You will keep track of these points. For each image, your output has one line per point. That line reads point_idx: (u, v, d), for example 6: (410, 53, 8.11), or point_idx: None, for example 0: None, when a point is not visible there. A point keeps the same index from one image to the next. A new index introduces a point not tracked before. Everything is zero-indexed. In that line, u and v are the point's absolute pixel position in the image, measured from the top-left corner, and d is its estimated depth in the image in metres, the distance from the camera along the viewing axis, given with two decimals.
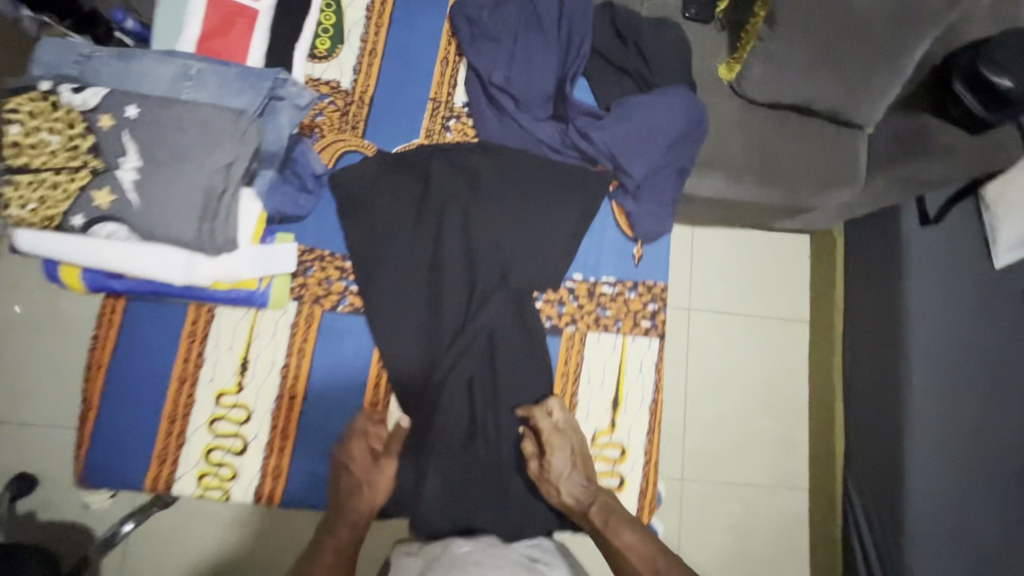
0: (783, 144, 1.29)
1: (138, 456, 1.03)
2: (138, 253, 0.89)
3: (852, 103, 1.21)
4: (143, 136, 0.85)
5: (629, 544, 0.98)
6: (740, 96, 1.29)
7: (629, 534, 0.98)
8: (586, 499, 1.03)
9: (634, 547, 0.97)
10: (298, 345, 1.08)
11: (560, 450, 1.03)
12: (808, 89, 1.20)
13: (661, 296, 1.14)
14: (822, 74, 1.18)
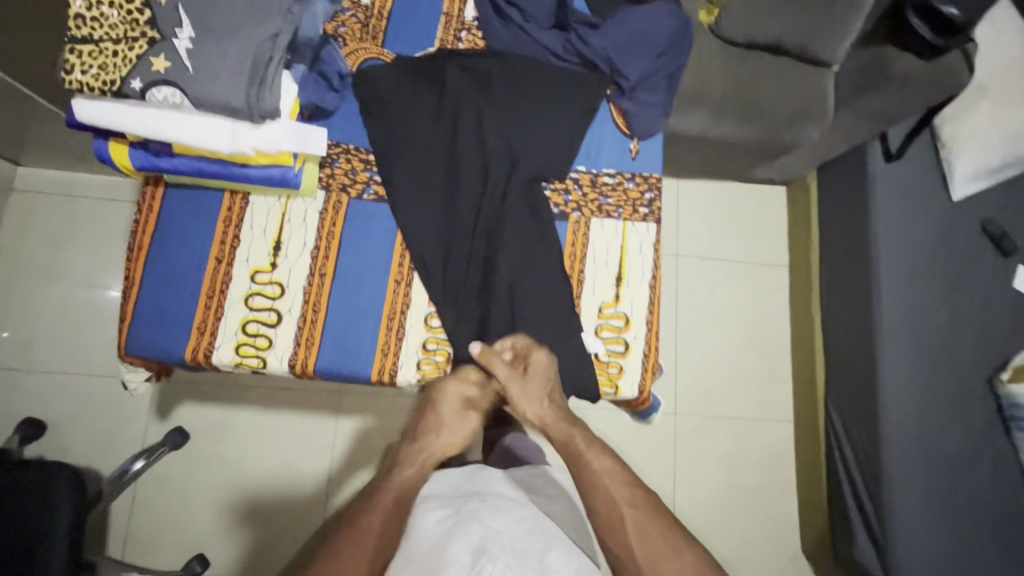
0: (755, 82, 1.72)
1: (179, 328, 1.11)
2: (187, 120, 0.98)
3: (818, 39, 1.64)
4: (198, 10, 0.95)
5: (604, 468, 0.97)
6: (718, 35, 1.71)
7: (599, 463, 0.98)
8: (557, 428, 1.04)
9: (608, 470, 0.97)
10: (327, 229, 1.17)
11: (530, 378, 1.07)
12: (780, 28, 1.64)
13: (656, 186, 1.27)
14: (789, 13, 1.61)
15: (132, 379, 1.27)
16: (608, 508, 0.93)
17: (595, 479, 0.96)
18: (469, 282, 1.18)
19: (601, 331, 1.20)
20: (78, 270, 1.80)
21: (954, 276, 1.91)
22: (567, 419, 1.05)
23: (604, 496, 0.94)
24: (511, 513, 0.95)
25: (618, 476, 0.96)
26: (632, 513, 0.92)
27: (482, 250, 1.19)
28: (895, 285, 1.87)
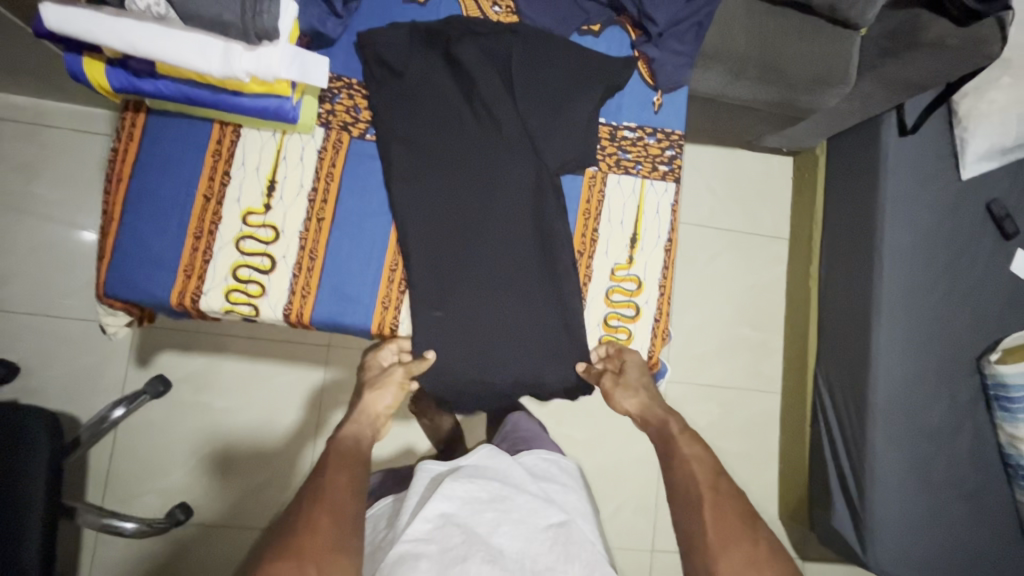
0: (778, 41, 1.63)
1: (163, 270, 1.02)
2: (174, 38, 0.87)
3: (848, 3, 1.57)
4: None
5: (693, 455, 0.99)
6: None
7: (688, 447, 1.02)
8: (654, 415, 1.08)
9: (697, 458, 0.99)
10: (326, 170, 1.08)
11: (627, 373, 1.10)
12: None
13: (678, 144, 1.21)
14: None
15: (110, 327, 1.20)
16: (689, 490, 0.94)
17: (684, 462, 0.98)
18: (478, 236, 1.10)
19: (612, 294, 1.15)
20: (49, 206, 1.67)
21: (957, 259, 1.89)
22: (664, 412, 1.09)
23: (686, 479, 0.96)
24: (528, 500, 1.16)
25: (705, 465, 0.98)
26: (713, 499, 0.93)
27: (490, 199, 1.11)
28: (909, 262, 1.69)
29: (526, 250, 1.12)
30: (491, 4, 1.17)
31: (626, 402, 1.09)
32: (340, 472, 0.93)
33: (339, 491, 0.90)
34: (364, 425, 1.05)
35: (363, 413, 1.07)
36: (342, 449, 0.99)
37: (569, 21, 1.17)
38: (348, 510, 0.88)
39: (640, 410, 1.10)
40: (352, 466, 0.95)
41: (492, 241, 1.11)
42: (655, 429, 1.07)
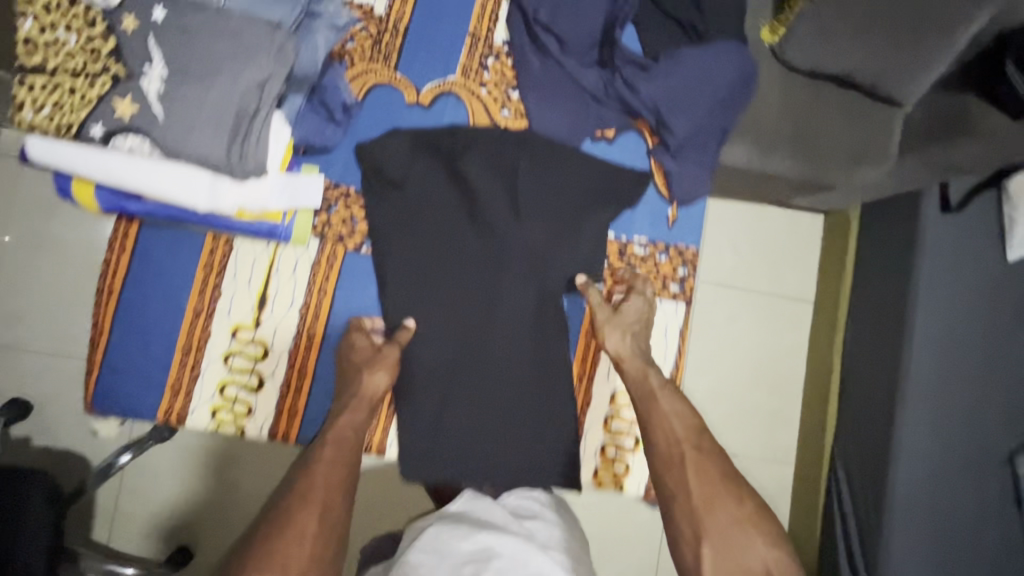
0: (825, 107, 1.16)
1: (150, 387, 1.00)
2: (158, 173, 0.83)
3: (894, 73, 1.06)
4: (170, 43, 0.77)
5: (673, 411, 0.97)
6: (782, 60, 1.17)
7: (668, 403, 0.98)
8: (633, 371, 1.02)
9: (677, 413, 0.97)
10: (319, 285, 1.05)
11: (621, 316, 1.06)
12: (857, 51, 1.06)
13: (691, 262, 1.15)
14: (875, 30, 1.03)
15: (102, 427, 1.11)
16: (670, 448, 0.94)
17: (664, 420, 0.96)
18: (473, 355, 1.07)
19: (611, 421, 1.10)
20: None
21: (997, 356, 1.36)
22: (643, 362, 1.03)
23: (667, 434, 0.95)
24: None
25: (686, 421, 0.96)
26: (695, 456, 0.92)
27: (488, 318, 1.07)
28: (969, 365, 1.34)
29: (521, 371, 1.08)
30: (501, 107, 1.11)
31: (613, 329, 1.05)
32: (347, 438, 0.91)
33: (331, 488, 0.84)
34: (353, 398, 0.95)
35: (357, 394, 0.95)
36: (345, 419, 0.93)
37: (580, 129, 1.11)
38: (348, 495, 0.85)
39: (620, 348, 1.04)
40: (354, 440, 0.91)
41: (487, 361, 1.07)
42: (636, 372, 1.02)
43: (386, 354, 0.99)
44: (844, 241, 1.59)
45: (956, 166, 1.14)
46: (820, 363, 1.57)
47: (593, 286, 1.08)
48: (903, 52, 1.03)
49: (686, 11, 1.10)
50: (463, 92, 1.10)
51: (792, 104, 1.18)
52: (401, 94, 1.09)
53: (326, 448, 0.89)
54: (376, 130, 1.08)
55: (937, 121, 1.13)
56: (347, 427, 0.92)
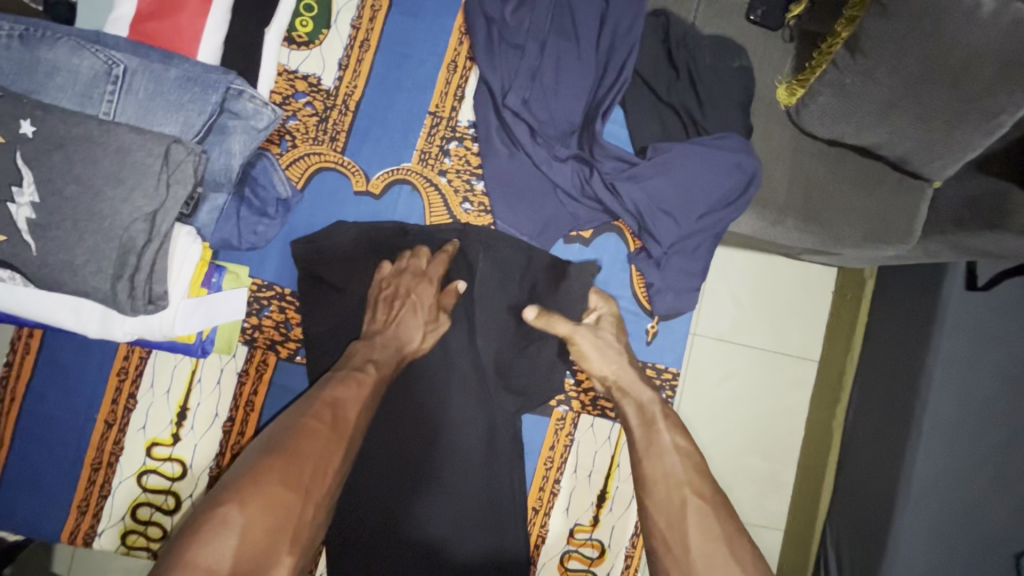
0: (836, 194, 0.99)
1: (54, 506, 0.91)
2: (40, 300, 0.72)
3: (924, 155, 0.90)
4: (43, 162, 0.65)
5: (671, 447, 0.78)
6: (797, 125, 0.97)
7: (670, 436, 0.80)
8: (636, 393, 0.86)
9: (679, 449, 0.78)
10: (246, 396, 0.93)
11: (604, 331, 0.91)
12: (879, 132, 0.89)
13: (671, 384, 1.01)
14: (899, 115, 0.86)
15: None
16: (670, 492, 0.74)
17: (663, 455, 0.77)
18: (414, 489, 0.92)
19: (568, 560, 0.98)
20: None
21: (1016, 469, 1.04)
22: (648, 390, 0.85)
23: (665, 476, 0.75)
24: None
25: (690, 457, 0.78)
26: (698, 506, 0.72)
27: (434, 444, 0.93)
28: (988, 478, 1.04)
29: (470, 511, 0.92)
30: (461, 199, 0.97)
31: (603, 366, 0.88)
32: (365, 386, 0.80)
33: (325, 464, 0.70)
34: (379, 354, 0.84)
35: (398, 334, 0.86)
36: (367, 374, 0.81)
37: (552, 229, 0.97)
38: (348, 449, 0.75)
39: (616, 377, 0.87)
40: (369, 396, 0.80)
41: (431, 496, 0.92)
42: (632, 406, 0.84)
43: (439, 322, 0.90)
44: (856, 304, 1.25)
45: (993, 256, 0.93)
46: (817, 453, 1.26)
47: (555, 318, 0.90)
48: (934, 144, 0.88)
49: (680, 97, 0.96)
50: (420, 180, 0.97)
51: (806, 183, 1.00)
52: (348, 181, 0.96)
53: (344, 392, 0.78)
54: (318, 223, 0.95)
55: (971, 210, 0.94)
56: (364, 382, 0.80)
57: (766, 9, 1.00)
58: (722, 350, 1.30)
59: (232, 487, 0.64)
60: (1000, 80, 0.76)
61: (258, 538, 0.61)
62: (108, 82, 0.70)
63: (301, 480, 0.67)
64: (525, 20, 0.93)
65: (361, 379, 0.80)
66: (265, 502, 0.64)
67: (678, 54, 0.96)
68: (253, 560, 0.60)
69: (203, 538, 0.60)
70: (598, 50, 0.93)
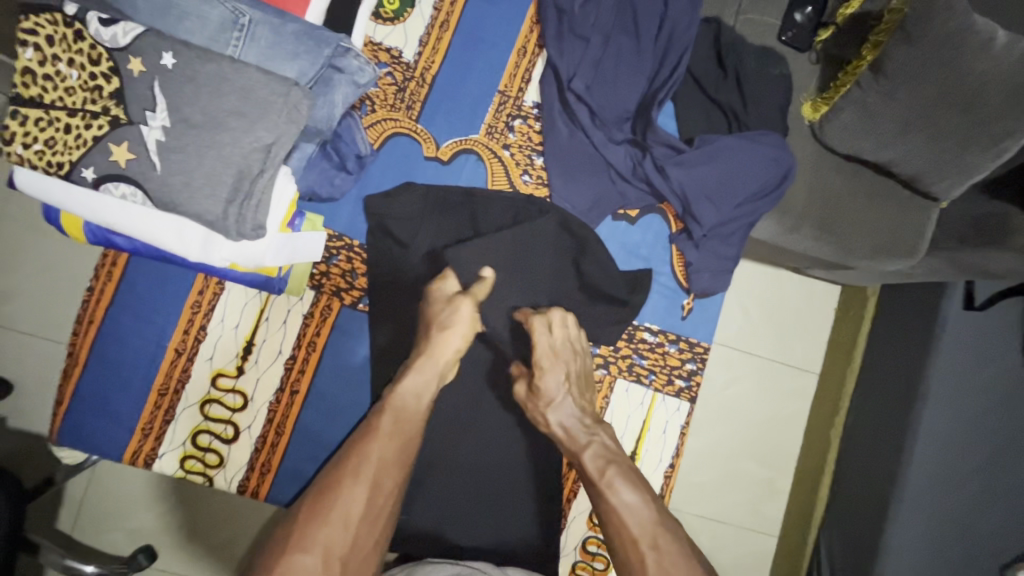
0: (861, 199, 1.07)
1: (120, 427, 0.96)
2: (150, 221, 0.78)
3: (936, 173, 0.98)
4: (177, 91, 0.72)
5: (622, 504, 0.80)
6: (819, 139, 1.06)
7: (631, 493, 0.82)
8: (579, 442, 0.89)
9: (627, 504, 0.80)
10: (309, 337, 1.00)
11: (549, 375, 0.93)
12: (894, 151, 0.98)
13: (702, 357, 1.07)
14: (915, 136, 0.95)
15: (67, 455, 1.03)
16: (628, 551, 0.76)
17: (613, 516, 0.80)
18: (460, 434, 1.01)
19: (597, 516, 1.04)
20: None
21: (1007, 482, 1.10)
22: (592, 434, 0.89)
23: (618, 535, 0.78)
24: None
25: (642, 511, 0.80)
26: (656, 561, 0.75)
27: (481, 393, 1.04)
28: (980, 486, 1.10)
29: (512, 453, 1.03)
30: (521, 171, 1.06)
31: (556, 417, 0.92)
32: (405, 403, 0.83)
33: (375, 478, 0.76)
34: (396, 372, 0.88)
35: (429, 359, 0.88)
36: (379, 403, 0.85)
37: (602, 206, 1.05)
38: (391, 472, 0.78)
39: (572, 423, 0.91)
40: (395, 420, 0.82)
41: (478, 439, 1.02)
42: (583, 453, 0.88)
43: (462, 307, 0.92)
44: (860, 317, 1.31)
45: (994, 275, 1.00)
46: (816, 449, 1.32)
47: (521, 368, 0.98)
48: (946, 165, 0.96)
49: (726, 95, 1.06)
50: (485, 152, 1.05)
51: (826, 192, 1.07)
52: (419, 147, 1.04)
53: (376, 433, 0.80)
54: (387, 183, 1.03)
55: (975, 227, 1.03)
56: (387, 414, 0.82)
57: (797, 31, 1.09)
58: (729, 357, 1.35)
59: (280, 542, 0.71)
60: (1009, 106, 0.85)
61: None
62: (234, 29, 0.78)
63: (336, 530, 0.71)
64: (593, 14, 1.02)
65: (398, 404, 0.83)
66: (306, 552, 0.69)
67: (728, 57, 1.06)
68: None
69: None
70: (657, 45, 1.03)
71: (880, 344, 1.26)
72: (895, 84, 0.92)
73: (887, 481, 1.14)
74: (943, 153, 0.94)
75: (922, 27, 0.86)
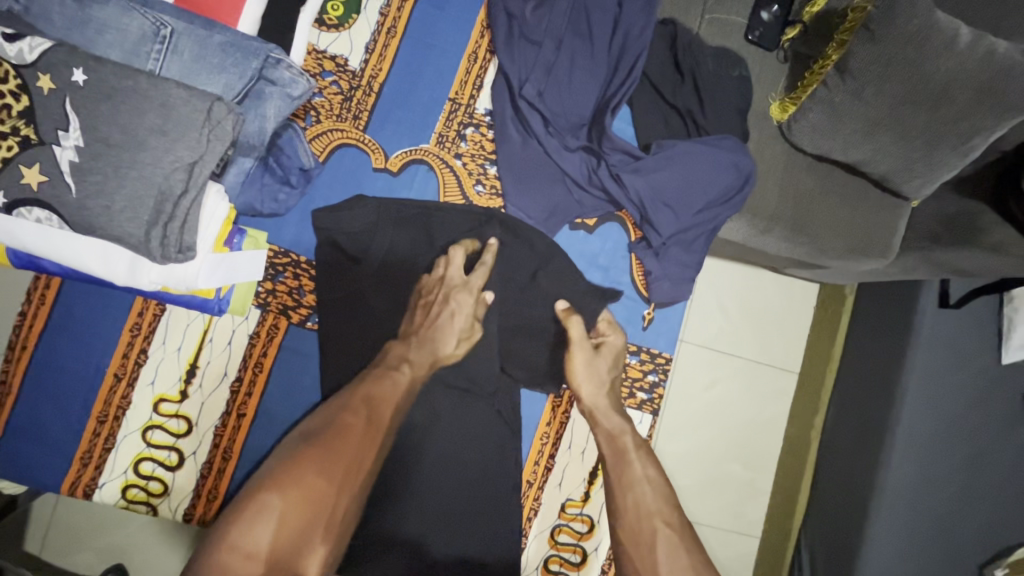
0: (825, 201, 1.04)
1: (57, 457, 0.92)
2: (72, 245, 0.75)
3: (903, 172, 0.95)
4: (91, 109, 0.68)
5: (649, 476, 0.84)
6: (788, 140, 1.03)
7: (641, 467, 0.85)
8: (607, 422, 0.92)
9: (652, 478, 0.83)
10: (256, 358, 0.96)
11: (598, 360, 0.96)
12: (862, 152, 0.95)
13: (664, 368, 1.05)
14: (883, 135, 0.91)
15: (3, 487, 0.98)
16: (640, 520, 0.78)
17: (636, 484, 0.82)
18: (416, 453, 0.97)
19: (558, 534, 1.01)
20: None
21: (978, 481, 1.09)
22: (620, 419, 0.92)
23: (636, 507, 0.79)
24: None
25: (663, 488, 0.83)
26: (668, 535, 0.76)
27: (437, 412, 0.99)
28: (956, 485, 1.09)
29: (473, 473, 0.98)
30: (474, 181, 1.02)
31: (587, 383, 0.95)
32: (402, 384, 0.84)
33: (365, 444, 0.76)
34: (414, 354, 0.89)
35: (426, 335, 0.90)
36: (402, 373, 0.85)
37: (558, 216, 1.02)
38: (379, 454, 0.79)
39: (601, 389, 0.95)
40: (402, 395, 0.84)
41: (433, 460, 0.97)
42: (603, 433, 0.91)
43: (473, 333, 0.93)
44: (836, 319, 1.29)
45: (964, 274, 0.98)
46: (796, 458, 1.28)
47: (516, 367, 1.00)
48: (914, 163, 0.93)
49: (684, 99, 1.04)
50: (436, 161, 1.02)
51: (792, 194, 1.04)
52: (367, 158, 1.01)
53: (384, 391, 0.82)
54: (336, 196, 1.00)
55: (943, 227, 1.01)
56: (397, 383, 0.84)
57: (764, 29, 1.06)
58: (706, 359, 1.32)
59: (268, 478, 0.70)
60: (975, 104, 0.84)
61: (288, 532, 0.66)
62: (155, 42, 0.74)
63: (335, 474, 0.71)
64: (544, 18, 0.99)
65: (395, 378, 0.85)
66: (307, 494, 0.69)
67: (684, 59, 1.03)
68: (284, 548, 0.64)
69: (243, 525, 0.65)
70: (610, 49, 0.99)
71: (858, 347, 1.22)
72: (855, 84, 0.90)
73: (863, 488, 1.12)
74: (911, 152, 0.91)
75: (887, 26, 0.84)
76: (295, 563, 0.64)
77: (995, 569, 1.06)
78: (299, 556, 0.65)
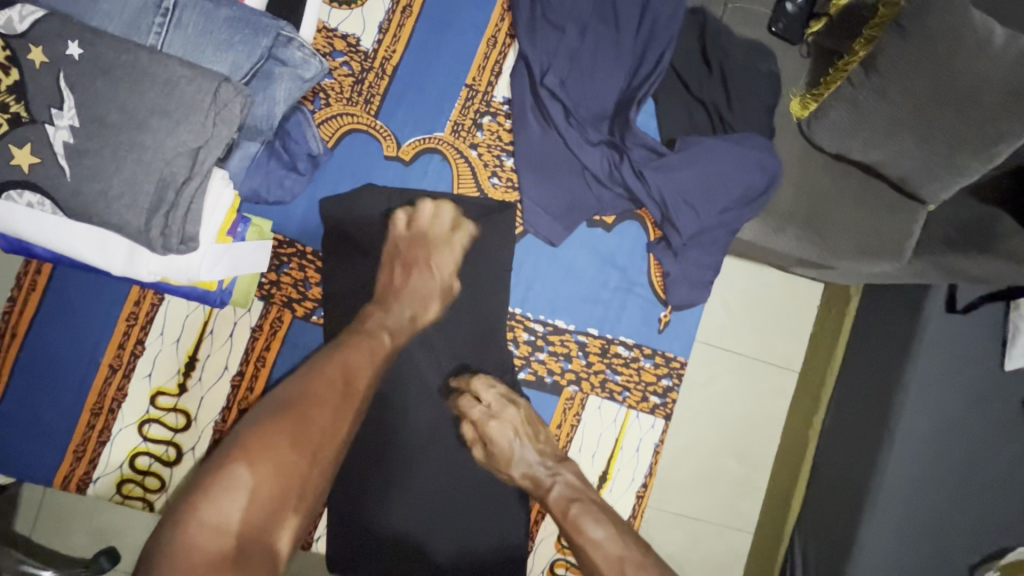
0: (839, 199, 0.99)
1: (49, 450, 0.89)
2: (66, 232, 0.70)
3: (924, 175, 0.90)
4: (87, 87, 0.63)
5: (592, 541, 0.88)
6: (807, 138, 0.99)
7: (596, 528, 0.89)
8: (547, 485, 0.94)
9: (597, 541, 0.88)
10: (258, 351, 0.92)
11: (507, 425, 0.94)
12: (882, 152, 0.91)
13: (679, 373, 1.02)
14: (902, 135, 0.87)
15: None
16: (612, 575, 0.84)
17: (588, 549, 0.88)
18: (423, 451, 0.95)
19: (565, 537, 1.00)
20: None
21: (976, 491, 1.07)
22: (550, 475, 0.94)
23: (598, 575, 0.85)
24: None
25: (612, 546, 0.87)
26: None
27: (444, 412, 0.96)
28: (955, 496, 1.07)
29: (478, 473, 0.96)
30: (490, 173, 0.98)
31: (517, 470, 0.95)
32: (374, 347, 0.88)
33: (331, 418, 0.80)
34: (391, 321, 0.92)
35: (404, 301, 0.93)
36: (381, 343, 0.89)
37: (575, 212, 0.98)
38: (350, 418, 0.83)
39: (531, 472, 0.95)
40: (376, 361, 0.88)
41: (439, 458, 0.96)
42: (549, 490, 0.93)
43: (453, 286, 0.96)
44: (840, 319, 1.25)
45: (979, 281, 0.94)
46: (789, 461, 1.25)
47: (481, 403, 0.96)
48: (935, 167, 0.88)
49: (711, 93, 0.99)
50: (451, 151, 0.97)
51: (810, 194, 0.99)
52: (379, 145, 0.96)
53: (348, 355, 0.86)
54: (344, 184, 0.95)
55: (959, 232, 0.97)
56: (370, 347, 0.88)
57: (788, 22, 1.00)
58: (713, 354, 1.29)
59: (237, 449, 0.72)
60: (1003, 109, 0.80)
61: (263, 499, 0.70)
62: (157, 14, 0.68)
63: (306, 446, 0.76)
64: (569, 2, 0.94)
65: (372, 346, 0.88)
66: (276, 468, 0.72)
67: (713, 51, 0.99)
68: (256, 522, 0.69)
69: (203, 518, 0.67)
70: (637, 38, 0.94)
71: None
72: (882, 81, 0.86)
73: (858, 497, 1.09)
74: (932, 154, 0.87)
75: (918, 23, 0.80)
76: (272, 526, 0.70)
77: (989, 569, 1.06)
78: (274, 522, 0.70)
